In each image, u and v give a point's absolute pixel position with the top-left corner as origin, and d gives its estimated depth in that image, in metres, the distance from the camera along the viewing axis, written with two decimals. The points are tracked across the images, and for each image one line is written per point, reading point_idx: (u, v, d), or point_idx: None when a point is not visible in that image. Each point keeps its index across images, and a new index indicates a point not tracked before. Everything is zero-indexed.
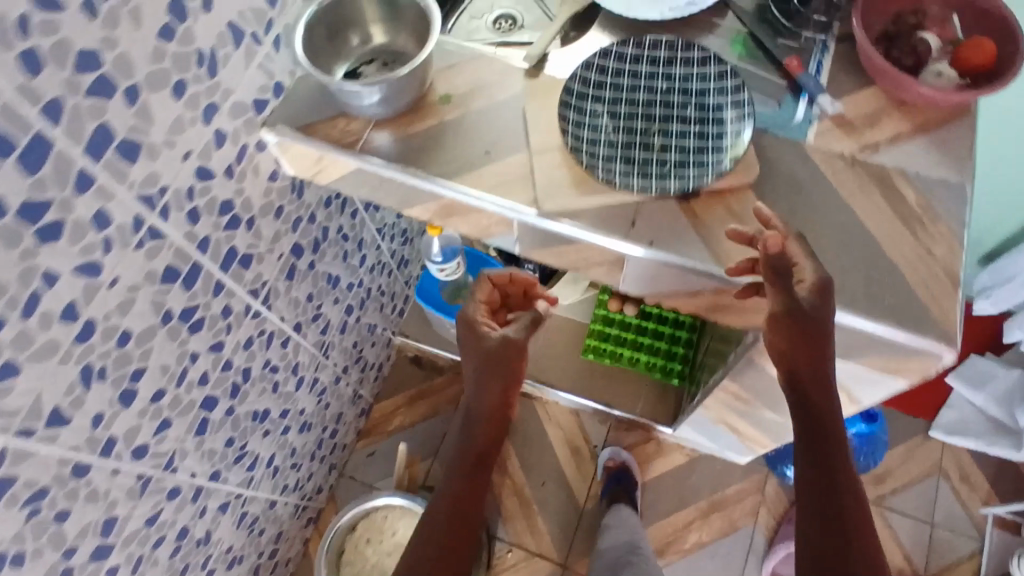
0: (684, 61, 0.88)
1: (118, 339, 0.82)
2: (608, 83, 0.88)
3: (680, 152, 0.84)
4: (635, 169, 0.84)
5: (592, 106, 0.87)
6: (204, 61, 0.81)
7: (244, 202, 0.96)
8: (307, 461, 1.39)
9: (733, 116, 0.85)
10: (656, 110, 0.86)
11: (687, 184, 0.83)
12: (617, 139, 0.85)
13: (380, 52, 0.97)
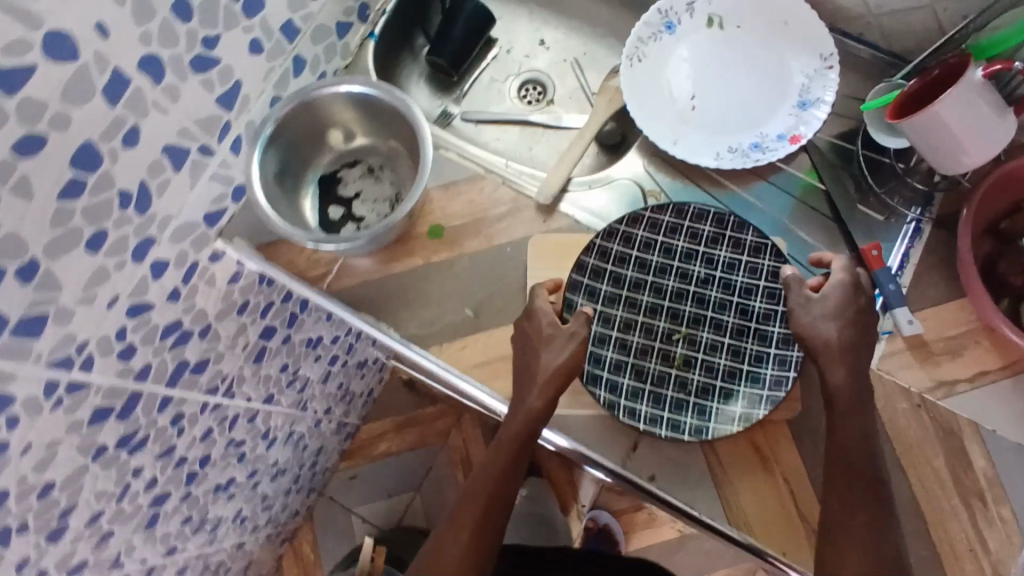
0: (731, 242, 0.73)
1: (38, 494, 0.73)
2: (633, 259, 0.74)
3: (705, 373, 0.71)
4: (647, 389, 0.71)
5: (609, 290, 0.73)
6: (132, 200, 0.66)
7: (195, 316, 0.82)
8: (281, 500, 1.31)
9: (780, 337, 0.70)
10: (686, 307, 0.72)
11: (707, 423, 0.69)
12: (630, 339, 0.72)
13: (365, 153, 0.81)
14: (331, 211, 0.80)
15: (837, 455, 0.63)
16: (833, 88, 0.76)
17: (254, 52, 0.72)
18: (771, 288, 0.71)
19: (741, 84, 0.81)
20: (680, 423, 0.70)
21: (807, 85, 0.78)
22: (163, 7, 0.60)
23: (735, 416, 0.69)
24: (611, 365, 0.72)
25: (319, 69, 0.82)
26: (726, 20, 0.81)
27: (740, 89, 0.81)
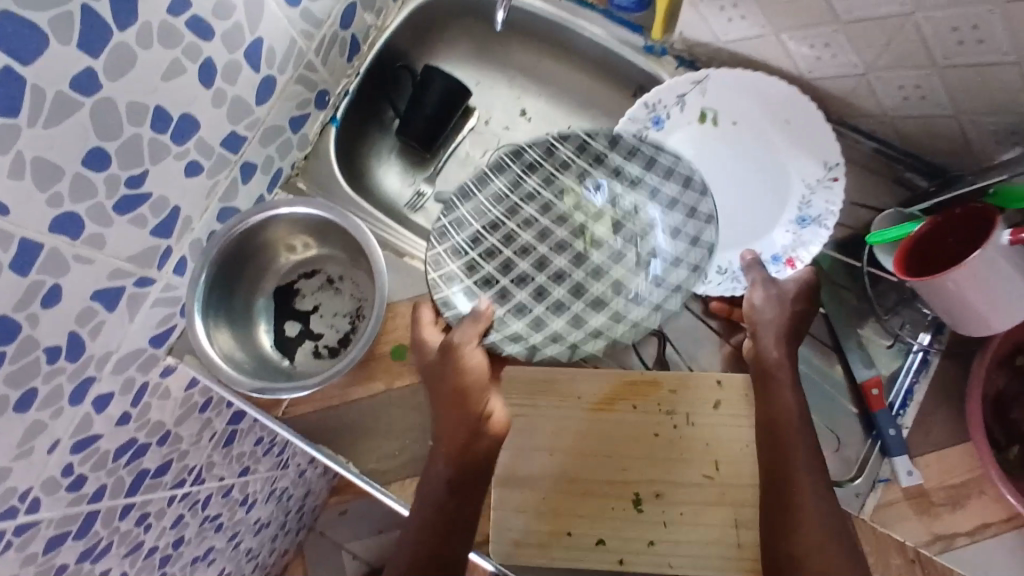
0: (565, 159, 0.73)
1: None
2: (472, 229, 0.70)
3: (613, 289, 0.69)
4: (553, 300, 0.69)
5: (455, 271, 0.70)
6: (61, 352, 0.62)
7: (150, 428, 0.79)
8: (267, 546, 1.29)
9: (670, 197, 0.70)
10: (554, 236, 0.71)
11: (636, 315, 0.67)
12: (515, 296, 0.69)
13: (324, 262, 0.76)
14: (287, 327, 0.74)
15: (770, 432, 0.61)
16: (836, 204, 0.69)
17: (191, 174, 0.66)
18: (655, 160, 0.72)
19: (735, 189, 0.74)
20: (615, 317, 0.68)
21: (809, 197, 0.70)
22: (73, 163, 0.54)
23: (658, 294, 0.68)
24: (517, 325, 0.68)
25: (274, 167, 0.76)
26: (718, 115, 0.74)
27: (732, 195, 0.74)
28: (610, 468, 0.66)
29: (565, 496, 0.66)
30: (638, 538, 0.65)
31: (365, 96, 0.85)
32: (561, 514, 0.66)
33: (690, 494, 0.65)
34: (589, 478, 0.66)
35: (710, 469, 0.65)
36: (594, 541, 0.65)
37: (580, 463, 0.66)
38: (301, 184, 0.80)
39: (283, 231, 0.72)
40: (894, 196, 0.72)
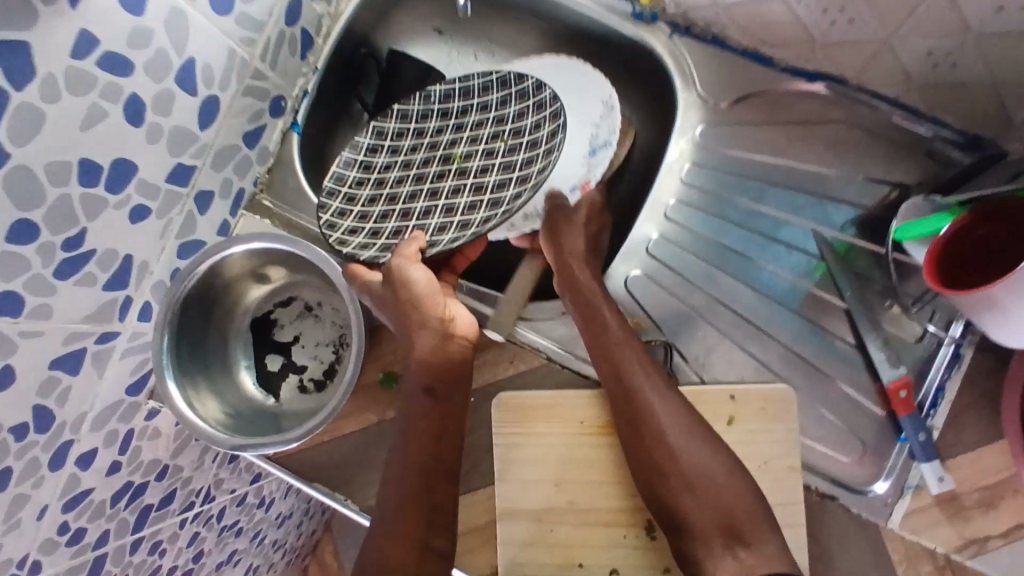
0: (399, 115, 0.74)
1: None
2: (354, 213, 0.70)
3: (505, 170, 0.69)
4: (477, 199, 0.68)
5: (364, 242, 0.69)
6: (29, 426, 0.58)
7: (147, 467, 0.76)
8: (293, 533, 1.31)
9: (488, 90, 0.72)
10: (428, 172, 0.71)
11: (533, 166, 0.68)
12: (429, 224, 0.69)
13: (302, 287, 0.70)
14: (269, 361, 0.70)
15: (604, 355, 0.60)
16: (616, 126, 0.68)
17: (139, 219, 0.60)
18: (463, 86, 0.73)
19: None
20: (522, 162, 0.68)
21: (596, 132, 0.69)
22: None
23: (540, 153, 0.68)
24: (448, 236, 0.67)
25: (234, 190, 0.70)
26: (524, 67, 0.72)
27: None
28: (615, 494, 0.62)
29: (576, 527, 0.62)
30: (655, 565, 0.61)
31: (326, 90, 0.77)
32: (572, 545, 0.62)
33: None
34: (596, 506, 0.62)
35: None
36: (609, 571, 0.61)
37: (587, 494, 0.63)
38: (266, 202, 0.74)
39: (246, 264, 0.67)
40: (921, 170, 0.64)
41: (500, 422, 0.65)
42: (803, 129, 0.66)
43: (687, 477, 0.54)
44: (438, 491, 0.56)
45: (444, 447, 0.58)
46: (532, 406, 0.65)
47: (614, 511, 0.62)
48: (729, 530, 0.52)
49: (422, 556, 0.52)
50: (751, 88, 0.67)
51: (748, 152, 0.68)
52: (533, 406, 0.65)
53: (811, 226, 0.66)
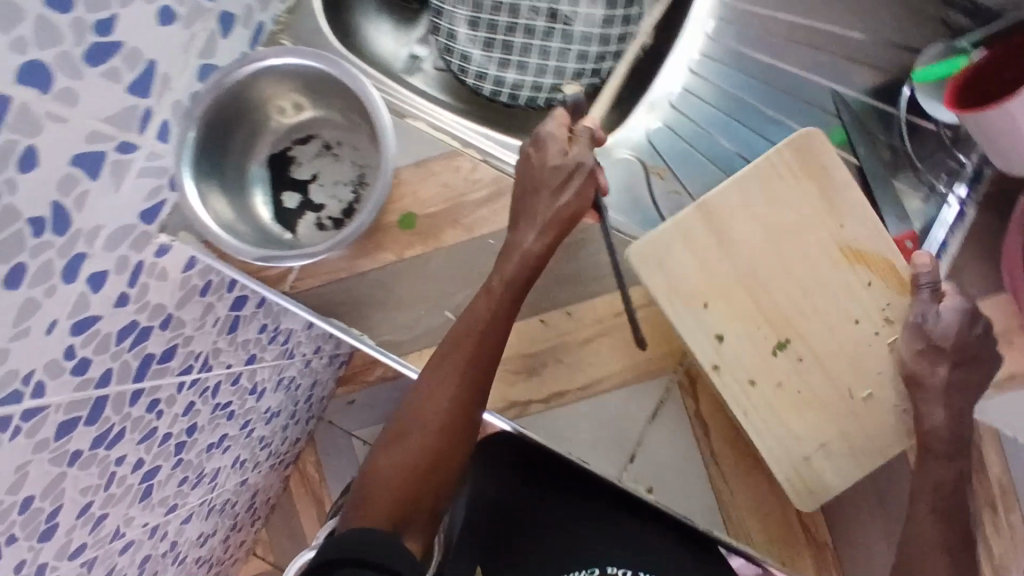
0: None
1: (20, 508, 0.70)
2: (462, 36, 0.78)
3: (588, 23, 0.76)
4: (569, 49, 0.77)
5: (480, 72, 0.78)
6: (47, 224, 0.57)
7: (151, 312, 0.75)
8: (278, 435, 1.30)
9: None
10: (520, 5, 0.77)
11: (615, 24, 0.76)
12: (528, 63, 0.77)
13: (321, 127, 0.70)
14: (286, 199, 0.69)
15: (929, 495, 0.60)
16: None
17: (165, 23, 0.59)
18: None
19: None
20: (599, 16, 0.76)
21: None
22: (32, 4, 0.48)
23: (619, 16, 0.76)
24: (550, 82, 0.77)
25: (254, 21, 0.69)
26: None
27: None
28: (790, 288, 0.57)
29: (731, 278, 0.57)
30: (748, 369, 0.57)
31: None
32: (712, 279, 0.57)
33: (825, 377, 0.57)
34: (762, 286, 0.57)
35: (860, 391, 0.57)
36: (716, 335, 0.57)
37: (764, 272, 0.57)
38: (285, 42, 0.72)
39: (270, 91, 0.66)
40: (932, 35, 0.67)
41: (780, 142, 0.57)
42: None
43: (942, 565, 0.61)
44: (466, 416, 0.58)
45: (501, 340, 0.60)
46: (830, 169, 0.58)
47: (769, 305, 0.57)
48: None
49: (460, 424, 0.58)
50: None
51: (766, 9, 0.69)
52: (833, 170, 0.57)
53: (829, 86, 0.68)
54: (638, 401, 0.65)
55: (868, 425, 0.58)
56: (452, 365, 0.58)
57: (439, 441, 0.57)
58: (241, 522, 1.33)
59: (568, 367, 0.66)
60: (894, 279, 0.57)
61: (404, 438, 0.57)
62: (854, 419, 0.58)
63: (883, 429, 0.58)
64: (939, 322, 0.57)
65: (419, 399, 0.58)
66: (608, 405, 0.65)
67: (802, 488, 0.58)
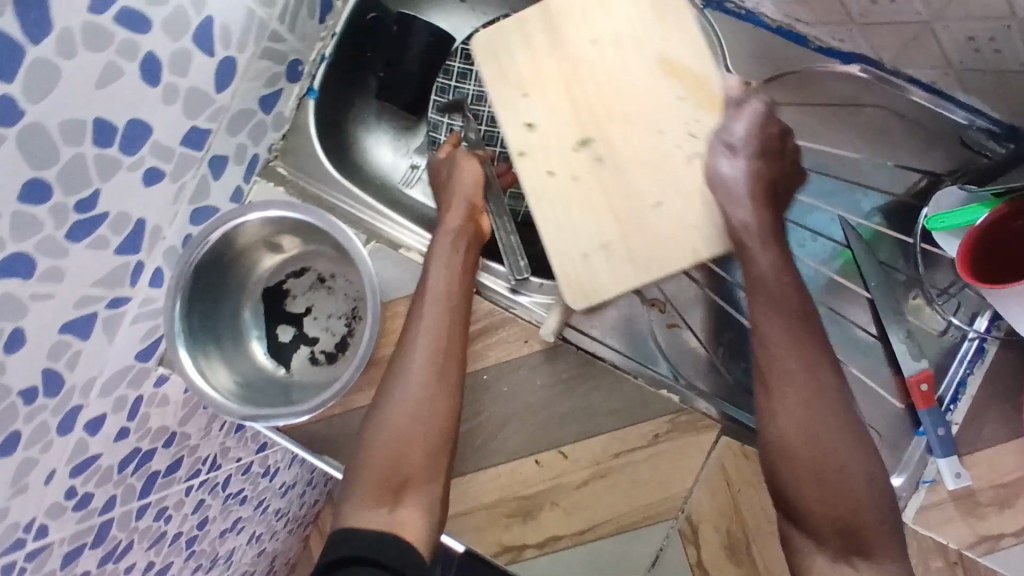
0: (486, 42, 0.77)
1: None
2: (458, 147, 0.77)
3: None
4: None
5: None
6: (38, 390, 0.57)
7: (153, 435, 0.76)
8: (295, 503, 1.30)
9: None
10: None
11: None
12: None
13: (314, 259, 0.70)
14: (280, 332, 0.69)
15: (783, 383, 0.51)
16: None
17: (152, 181, 0.58)
18: None
19: None
20: None
21: None
22: (8, 202, 0.47)
23: None
24: None
25: (248, 155, 0.68)
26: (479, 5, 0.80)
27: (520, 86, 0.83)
28: (613, 92, 0.57)
29: (557, 74, 0.57)
30: (562, 166, 0.57)
31: (331, 83, 0.74)
32: (533, 75, 0.58)
33: (619, 189, 0.56)
34: (591, 100, 0.57)
35: (651, 198, 0.56)
36: (526, 124, 0.57)
37: (590, 73, 0.57)
38: (281, 169, 0.72)
39: (258, 229, 0.65)
40: (951, 160, 0.64)
41: None
42: (832, 112, 0.66)
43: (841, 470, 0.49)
44: (448, 374, 0.58)
45: (466, 303, 0.62)
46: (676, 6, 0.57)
47: (591, 110, 0.57)
48: (847, 539, 0.48)
49: (441, 381, 0.58)
50: (793, 66, 0.65)
51: None
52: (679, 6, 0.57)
53: (839, 213, 0.66)
54: (637, 549, 0.64)
55: (661, 249, 0.56)
56: (424, 323, 0.59)
57: (425, 398, 0.57)
58: None
59: (564, 512, 0.64)
60: (705, 97, 0.56)
61: (391, 403, 0.57)
62: (641, 223, 0.56)
63: (671, 238, 0.56)
64: (733, 126, 0.55)
65: (400, 362, 0.58)
66: (606, 551, 0.64)
67: (580, 292, 0.57)
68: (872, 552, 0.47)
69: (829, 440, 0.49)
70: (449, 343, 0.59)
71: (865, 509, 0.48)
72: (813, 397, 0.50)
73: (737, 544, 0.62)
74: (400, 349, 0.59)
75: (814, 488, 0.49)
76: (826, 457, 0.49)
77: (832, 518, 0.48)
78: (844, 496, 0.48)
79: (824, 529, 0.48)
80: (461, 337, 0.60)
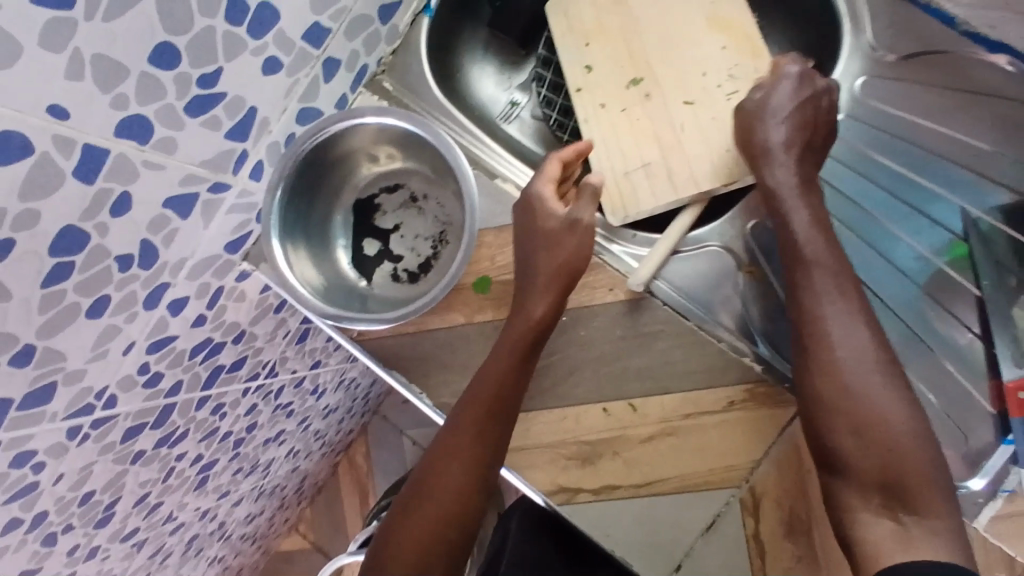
0: None
1: (79, 502, 0.73)
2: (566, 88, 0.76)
3: None
4: None
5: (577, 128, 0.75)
6: (134, 260, 0.58)
7: (225, 330, 0.77)
8: (333, 428, 1.33)
9: None
10: None
11: None
12: None
13: (410, 177, 0.70)
14: (366, 245, 0.70)
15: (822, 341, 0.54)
16: None
17: (270, 72, 0.58)
18: None
19: None
20: None
21: None
22: (139, 62, 0.47)
23: None
24: None
25: (358, 64, 0.68)
26: None
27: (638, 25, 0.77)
28: (659, 43, 0.67)
29: (614, 19, 0.69)
30: (613, 99, 0.67)
31: (450, 4, 0.73)
32: (590, 25, 0.69)
33: (664, 114, 0.65)
34: (635, 44, 0.68)
35: (687, 126, 0.65)
36: (584, 65, 0.69)
37: (641, 27, 0.68)
38: (386, 84, 0.71)
39: (362, 140, 0.67)
40: None
41: None
42: (967, 98, 0.62)
43: (882, 422, 0.51)
44: (482, 476, 0.60)
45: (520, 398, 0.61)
46: None
47: (637, 53, 0.67)
48: (889, 489, 0.50)
49: (473, 490, 0.60)
50: (931, 45, 0.62)
51: (901, 110, 0.63)
52: None
53: (962, 204, 0.62)
54: (692, 512, 0.62)
55: (695, 163, 0.64)
56: (472, 427, 0.60)
57: (452, 505, 0.59)
58: (287, 502, 1.38)
59: (624, 463, 0.64)
60: (744, 43, 0.65)
61: (422, 500, 0.60)
62: (680, 150, 0.64)
63: (706, 158, 0.63)
64: (779, 91, 0.60)
65: (442, 457, 0.61)
66: (662, 511, 0.63)
67: (616, 203, 0.65)
68: (914, 501, 0.49)
69: (875, 401, 0.52)
70: (489, 453, 0.60)
71: (904, 462, 0.50)
72: (854, 357, 0.53)
73: (799, 524, 0.61)
74: (444, 440, 0.61)
75: (856, 442, 0.52)
76: (866, 416, 0.52)
77: (874, 469, 0.51)
78: (885, 447, 0.51)
79: (867, 477, 0.51)
80: (502, 444, 0.61)
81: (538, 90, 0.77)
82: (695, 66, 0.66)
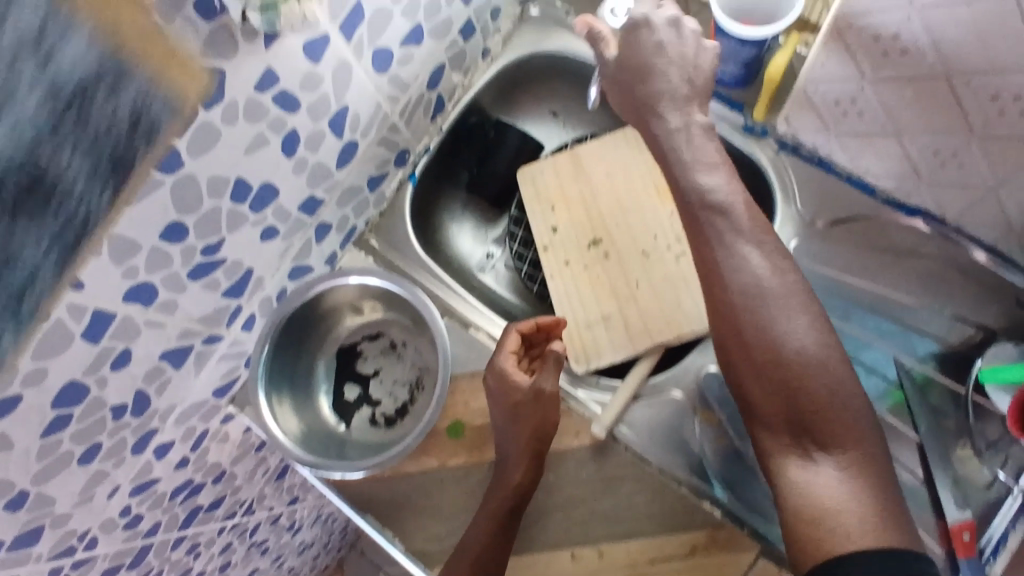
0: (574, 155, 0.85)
1: None
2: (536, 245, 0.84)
3: None
4: None
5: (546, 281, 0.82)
6: (127, 409, 0.62)
7: (207, 470, 0.80)
8: (308, 564, 1.30)
9: None
10: None
11: None
12: None
13: (390, 327, 0.75)
14: (347, 391, 0.74)
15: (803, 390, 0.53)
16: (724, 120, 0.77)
17: (266, 239, 0.65)
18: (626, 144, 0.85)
19: None
20: None
21: None
22: (151, 238, 0.54)
23: None
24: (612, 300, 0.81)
25: (348, 226, 0.76)
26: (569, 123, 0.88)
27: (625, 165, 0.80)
28: (615, 210, 0.76)
29: (577, 187, 0.78)
30: (575, 257, 0.75)
31: (431, 173, 0.82)
32: (555, 193, 0.78)
33: (621, 272, 0.73)
34: (594, 210, 0.76)
35: (641, 283, 0.72)
36: (550, 228, 0.77)
37: (599, 195, 0.77)
38: (373, 242, 0.79)
39: (348, 296, 0.72)
40: (1007, 316, 0.66)
41: (625, 134, 0.78)
42: (890, 259, 0.69)
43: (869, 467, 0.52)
44: None
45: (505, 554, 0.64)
46: None
47: (596, 218, 0.76)
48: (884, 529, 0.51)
49: None
50: (853, 211, 0.70)
51: (834, 271, 0.69)
52: None
53: (894, 353, 0.68)
54: None
55: (650, 320, 0.70)
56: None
57: None
58: None
59: None
60: None
61: None
62: (635, 305, 0.71)
63: (661, 314, 0.70)
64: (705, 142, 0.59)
65: None
66: None
67: (580, 354, 0.71)
68: (828, 442, 0.52)
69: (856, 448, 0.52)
70: None
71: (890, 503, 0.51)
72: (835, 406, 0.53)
73: None
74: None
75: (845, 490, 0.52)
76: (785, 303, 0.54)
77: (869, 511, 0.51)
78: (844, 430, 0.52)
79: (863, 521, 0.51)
80: None
81: (511, 245, 0.85)
82: (647, 229, 0.74)
